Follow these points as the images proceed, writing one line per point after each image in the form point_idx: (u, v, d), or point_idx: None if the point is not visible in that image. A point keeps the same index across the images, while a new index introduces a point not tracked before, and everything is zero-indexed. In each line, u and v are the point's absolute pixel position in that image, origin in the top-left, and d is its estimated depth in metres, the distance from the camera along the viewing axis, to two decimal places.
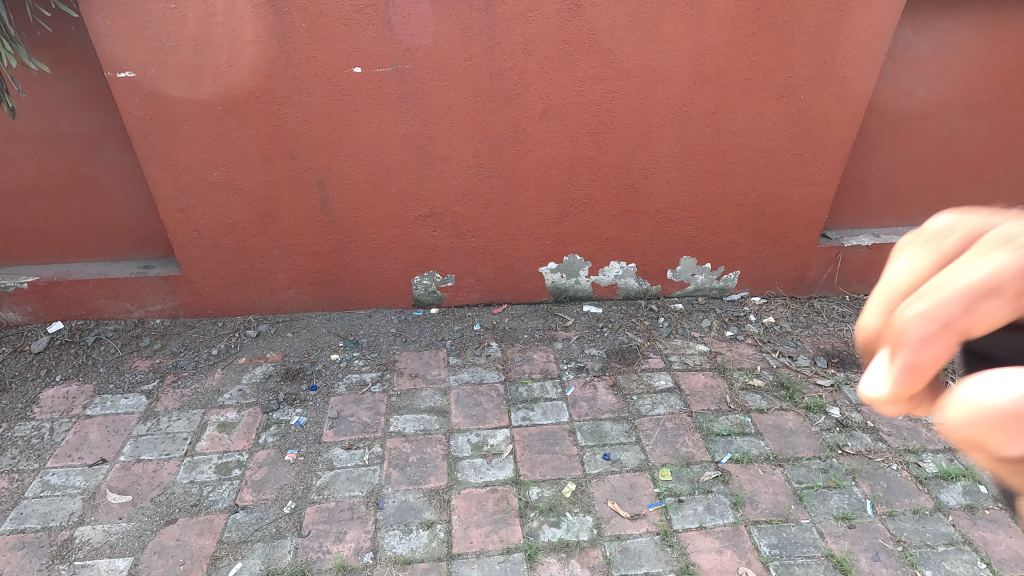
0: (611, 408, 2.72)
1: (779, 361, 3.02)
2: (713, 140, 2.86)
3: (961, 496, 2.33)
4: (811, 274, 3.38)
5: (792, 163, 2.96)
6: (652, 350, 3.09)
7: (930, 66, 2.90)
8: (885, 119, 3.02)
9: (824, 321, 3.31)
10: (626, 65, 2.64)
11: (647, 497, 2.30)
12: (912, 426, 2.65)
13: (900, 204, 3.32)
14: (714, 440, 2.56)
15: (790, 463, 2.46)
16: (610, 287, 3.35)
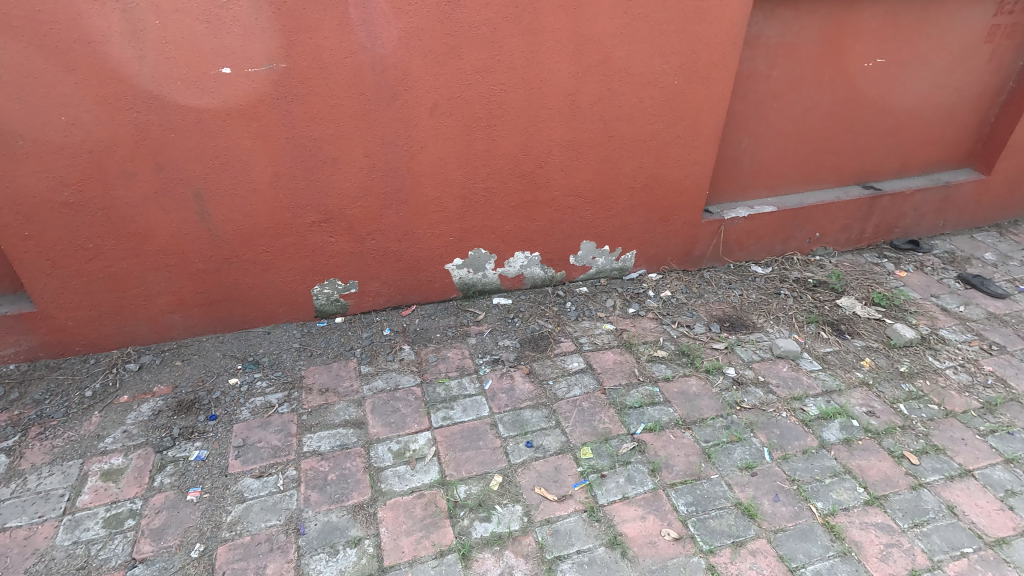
0: (529, 395, 2.76)
1: (678, 331, 3.23)
2: (599, 127, 2.97)
3: (839, 431, 2.63)
4: (699, 247, 3.63)
5: (673, 145, 3.15)
6: (563, 335, 3.17)
7: (782, 50, 3.20)
8: (749, 100, 3.30)
9: (714, 289, 3.58)
10: (512, 57, 2.66)
11: (571, 477, 2.37)
12: (795, 376, 2.95)
13: (767, 177, 3.66)
14: (628, 413, 2.68)
15: (696, 424, 2.64)
16: (517, 277, 3.40)
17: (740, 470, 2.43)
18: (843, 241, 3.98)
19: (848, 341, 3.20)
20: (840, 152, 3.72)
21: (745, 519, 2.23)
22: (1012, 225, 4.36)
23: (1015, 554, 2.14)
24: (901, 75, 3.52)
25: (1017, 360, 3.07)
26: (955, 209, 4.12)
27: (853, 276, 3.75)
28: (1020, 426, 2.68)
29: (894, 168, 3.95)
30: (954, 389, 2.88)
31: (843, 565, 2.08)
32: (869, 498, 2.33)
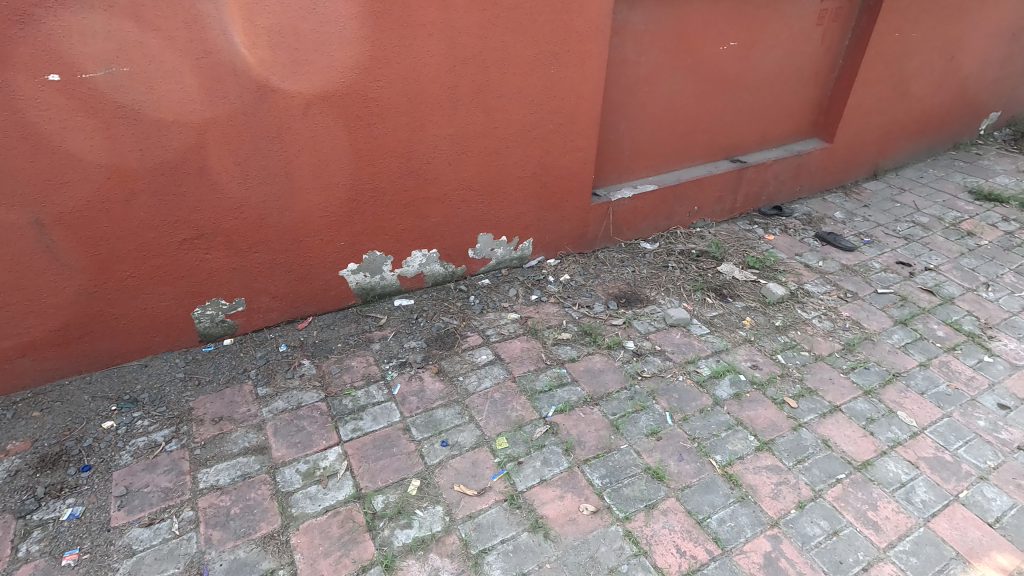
0: (440, 394, 2.74)
1: (580, 312, 3.34)
2: (483, 119, 2.98)
3: (729, 387, 2.86)
4: (591, 229, 3.77)
5: (557, 133, 3.23)
6: (469, 329, 3.17)
7: (647, 37, 3.38)
8: (622, 85, 3.46)
9: (609, 269, 3.74)
10: (385, 51, 2.58)
11: (489, 469, 2.38)
12: (688, 341, 3.16)
13: (646, 158, 3.86)
14: (538, 397, 2.74)
15: (603, 399, 2.75)
16: (417, 276, 3.34)
17: (647, 436, 2.57)
18: (718, 212, 4.31)
19: (730, 303, 3.48)
20: (707, 130, 4.01)
21: (655, 482, 2.36)
22: (855, 185, 4.95)
23: (877, 473, 2.46)
24: (752, 56, 3.85)
25: (867, 304, 3.51)
26: (809, 175, 4.60)
27: (729, 243, 4.08)
28: (874, 361, 3.07)
29: (755, 141, 4.33)
30: (821, 336, 3.24)
31: (742, 509, 2.28)
32: (759, 444, 2.56)
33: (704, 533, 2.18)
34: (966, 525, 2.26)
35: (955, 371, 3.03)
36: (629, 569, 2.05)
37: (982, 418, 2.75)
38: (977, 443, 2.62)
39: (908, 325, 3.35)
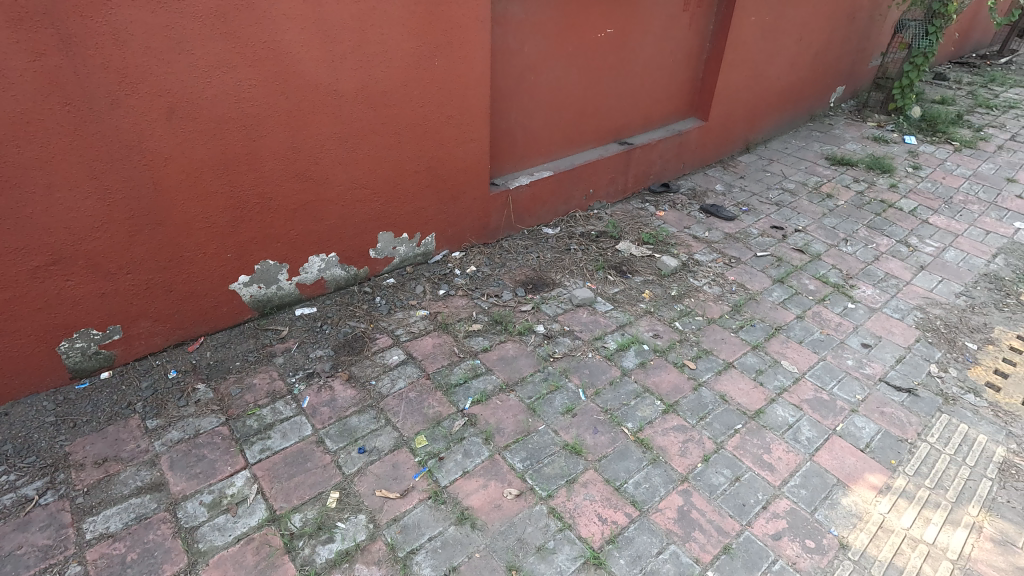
0: (353, 401, 2.65)
1: (489, 302, 3.37)
2: (370, 115, 2.89)
3: (635, 357, 3.02)
4: (493, 219, 3.80)
5: (448, 125, 3.21)
6: (378, 331, 3.09)
7: (528, 26, 3.43)
8: (508, 75, 3.50)
9: (514, 257, 3.80)
10: (254, 48, 2.43)
11: (410, 469, 2.35)
12: (594, 319, 3.28)
13: (539, 145, 3.95)
14: (454, 391, 2.73)
15: (519, 384, 2.80)
16: (317, 283, 3.19)
17: (562, 414, 2.65)
18: (613, 193, 4.51)
19: (630, 279, 3.66)
20: (594, 115, 4.16)
21: (573, 457, 2.45)
22: (731, 159, 5.36)
23: (768, 418, 2.70)
24: (629, 42, 4.03)
25: (749, 267, 3.83)
26: (690, 152, 4.92)
27: (625, 222, 4.28)
28: (759, 318, 3.36)
29: (639, 123, 4.56)
30: (712, 300, 3.49)
31: (655, 470, 2.42)
32: (666, 407, 2.72)
33: (622, 498, 2.29)
34: (843, 454, 2.55)
35: (825, 320, 3.39)
36: (556, 544, 2.12)
37: (850, 358, 3.10)
38: (847, 381, 2.95)
39: (784, 282, 3.70)
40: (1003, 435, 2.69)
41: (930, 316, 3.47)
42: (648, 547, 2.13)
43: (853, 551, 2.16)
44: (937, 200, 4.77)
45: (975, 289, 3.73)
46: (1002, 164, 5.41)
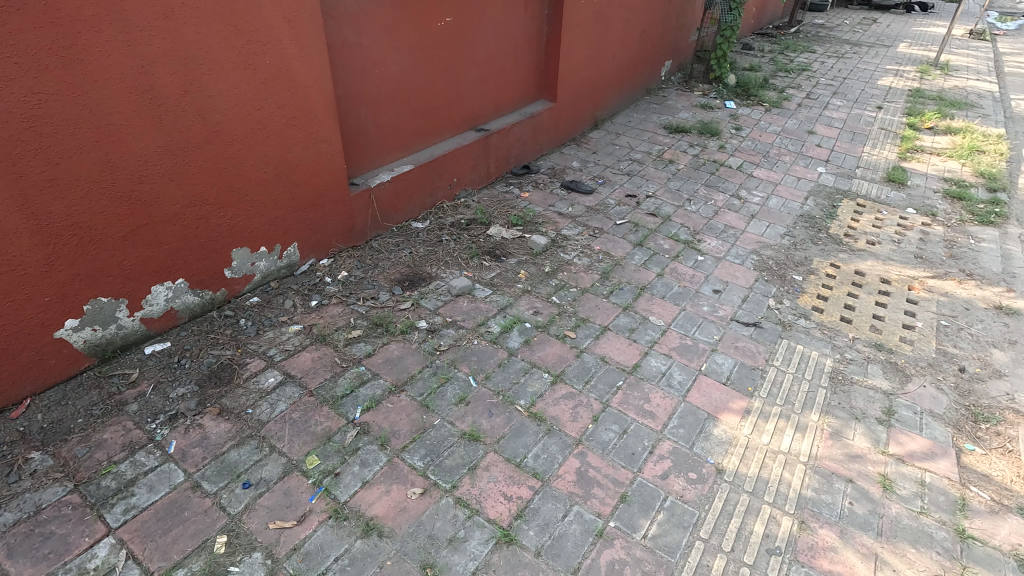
0: (229, 435, 2.44)
1: (366, 306, 3.26)
2: (199, 122, 2.63)
3: (519, 336, 3.10)
4: (358, 220, 3.66)
5: (292, 127, 3.02)
6: (247, 355, 2.86)
7: (364, 18, 3.32)
8: (350, 69, 3.36)
9: (386, 256, 3.70)
10: (37, 54, 2.09)
11: (305, 492, 2.23)
12: (475, 306, 3.32)
13: (395, 140, 3.86)
14: (342, 403, 2.62)
15: (408, 384, 2.76)
16: (166, 314, 2.87)
17: (456, 404, 2.66)
18: (477, 180, 4.56)
19: (504, 262, 3.75)
20: (447, 105, 4.16)
21: (472, 444, 2.47)
22: (583, 136, 5.66)
23: (644, 371, 2.93)
24: (471, 30, 4.06)
25: (611, 236, 4.09)
26: (545, 133, 5.12)
27: (493, 207, 4.36)
28: (625, 281, 3.61)
29: (492, 109, 4.64)
30: (582, 271, 3.68)
31: (550, 440, 2.52)
32: (553, 378, 2.84)
33: (524, 473, 2.37)
34: (710, 390, 2.84)
35: (681, 274, 3.73)
36: (466, 532, 2.13)
37: (705, 305, 3.45)
38: (706, 325, 3.29)
39: (643, 245, 4.00)
40: (830, 349, 3.17)
41: (764, 257, 3.96)
42: (554, 513, 2.22)
43: (728, 473, 2.43)
44: (758, 156, 5.42)
45: (795, 229, 4.32)
46: (802, 119, 6.28)
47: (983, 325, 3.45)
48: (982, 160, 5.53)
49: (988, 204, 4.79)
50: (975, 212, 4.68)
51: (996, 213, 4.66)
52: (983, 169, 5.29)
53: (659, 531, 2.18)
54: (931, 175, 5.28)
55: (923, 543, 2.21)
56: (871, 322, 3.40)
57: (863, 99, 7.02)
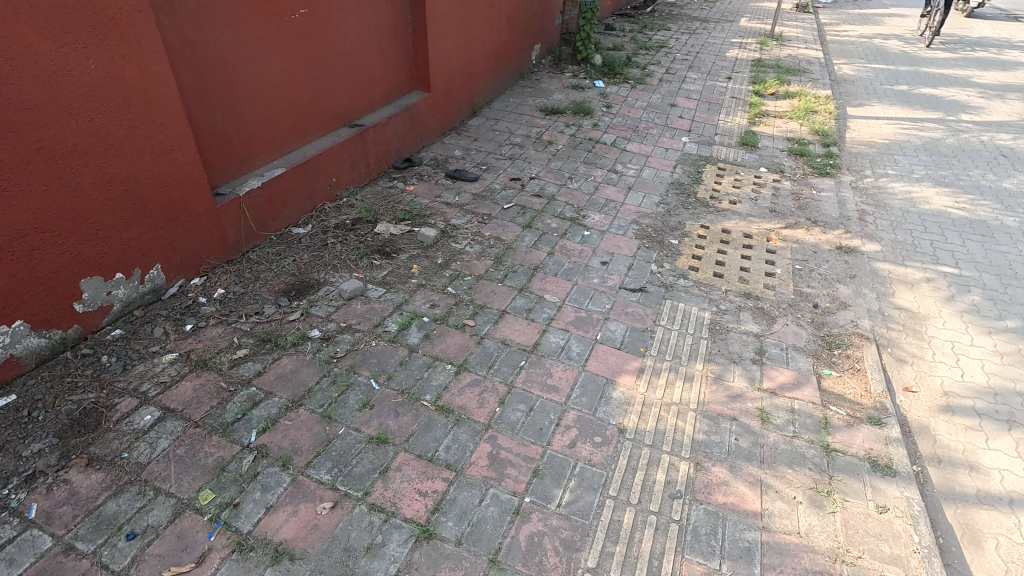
0: (104, 485, 2.20)
1: (250, 323, 3.05)
2: (15, 140, 2.29)
3: (418, 331, 3.07)
4: (230, 232, 3.40)
5: (134, 137, 2.72)
6: (115, 395, 2.58)
7: (205, 13, 3.04)
8: (196, 70, 3.08)
9: (266, 267, 3.48)
10: None
11: (202, 530, 2.06)
12: (370, 308, 3.22)
13: (261, 143, 3.62)
14: (234, 429, 2.45)
15: (306, 397, 2.63)
16: (6, 364, 2.50)
17: (360, 410, 2.59)
18: (357, 177, 4.40)
19: (395, 259, 3.67)
20: (315, 102, 3.96)
21: (381, 447, 2.42)
22: (462, 125, 5.65)
23: (544, 348, 3.02)
24: (330, 22, 3.88)
25: (500, 221, 4.14)
26: (423, 124, 5.04)
27: (377, 204, 4.23)
28: (518, 264, 3.68)
29: (364, 103, 4.48)
30: (475, 259, 3.70)
31: (460, 429, 2.53)
32: (457, 368, 2.85)
33: (437, 466, 2.36)
34: (606, 356, 2.99)
35: (570, 250, 3.86)
36: (384, 536, 2.09)
37: (595, 277, 3.61)
38: (597, 296, 3.45)
39: (532, 226, 4.09)
40: (707, 303, 3.45)
41: (644, 226, 4.21)
42: (470, 500, 2.24)
43: (629, 432, 2.58)
44: (629, 131, 5.73)
45: (668, 197, 4.63)
46: (664, 94, 6.71)
47: (829, 264, 3.93)
48: (816, 119, 6.24)
49: (824, 158, 5.42)
50: (815, 166, 5.28)
51: (831, 165, 5.29)
52: (817, 128, 5.97)
53: (572, 497, 2.28)
54: (777, 136, 5.88)
55: (797, 463, 2.50)
56: (740, 274, 3.75)
57: (715, 71, 7.63)
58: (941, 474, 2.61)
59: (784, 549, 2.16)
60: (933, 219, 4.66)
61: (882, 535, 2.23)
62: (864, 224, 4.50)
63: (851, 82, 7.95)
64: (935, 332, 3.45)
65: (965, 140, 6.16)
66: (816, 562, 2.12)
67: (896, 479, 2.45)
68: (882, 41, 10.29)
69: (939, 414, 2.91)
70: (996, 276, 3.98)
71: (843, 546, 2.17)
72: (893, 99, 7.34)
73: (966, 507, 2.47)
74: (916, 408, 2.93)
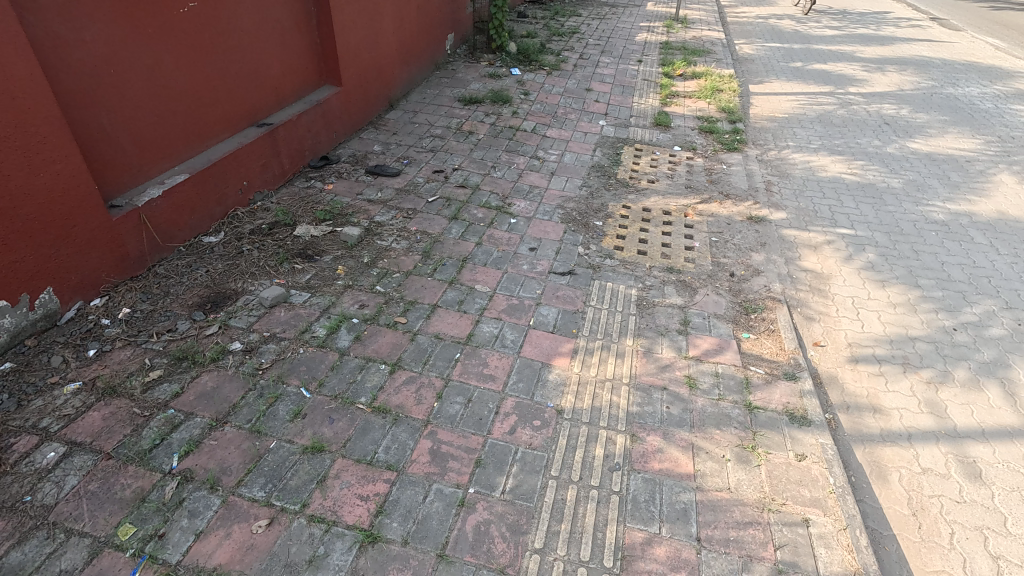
0: (5, 534, 2.00)
1: (162, 341, 2.85)
2: None
3: (348, 334, 2.98)
4: (131, 246, 3.15)
5: (6, 149, 2.45)
6: (11, 435, 2.34)
7: (78, 8, 2.76)
8: (74, 71, 2.81)
9: (177, 280, 3.26)
10: None
11: (125, 567, 1.93)
12: (294, 314, 3.10)
13: (158, 148, 3.36)
14: (153, 456, 2.29)
15: (232, 413, 2.50)
16: None
17: (292, 421, 2.49)
18: (271, 179, 4.19)
19: (318, 261, 3.54)
20: (215, 101, 3.72)
21: (317, 456, 2.35)
22: (380, 119, 5.51)
23: (478, 338, 3.02)
24: (225, 15, 3.64)
25: (426, 214, 4.08)
26: (337, 120, 4.87)
27: (295, 206, 4.06)
28: (447, 257, 3.65)
29: (271, 101, 4.26)
30: (403, 255, 3.63)
31: (399, 429, 2.49)
32: (391, 367, 2.79)
33: (377, 468, 2.32)
34: (540, 341, 3.03)
35: (498, 239, 3.87)
36: (326, 547, 2.03)
37: (524, 264, 3.64)
38: (528, 283, 3.48)
39: (458, 218, 4.07)
40: (634, 280, 3.57)
41: (568, 210, 4.28)
42: (414, 498, 2.22)
43: (567, 412, 2.63)
44: (548, 117, 5.79)
45: (590, 179, 4.73)
46: (580, 79, 6.83)
47: (742, 234, 4.16)
48: (722, 98, 6.55)
49: (731, 134, 5.71)
50: (723, 142, 5.56)
51: (738, 140, 5.58)
52: (724, 106, 6.27)
53: (515, 483, 2.31)
54: (688, 116, 6.13)
55: (724, 423, 2.64)
56: (662, 250, 3.90)
57: (626, 55, 7.84)
58: (850, 419, 2.84)
59: (717, 506, 2.28)
60: (831, 186, 5.03)
61: (802, 480, 2.40)
62: (770, 195, 4.79)
63: (751, 61, 8.40)
64: (837, 289, 3.74)
65: (853, 111, 6.68)
66: (746, 513, 2.26)
67: (812, 428, 2.64)
68: (776, 21, 10.93)
69: (845, 364, 3.17)
70: (887, 234, 4.36)
71: (769, 496, 2.33)
72: (789, 76, 7.83)
73: (872, 445, 2.71)
74: (826, 361, 3.18)
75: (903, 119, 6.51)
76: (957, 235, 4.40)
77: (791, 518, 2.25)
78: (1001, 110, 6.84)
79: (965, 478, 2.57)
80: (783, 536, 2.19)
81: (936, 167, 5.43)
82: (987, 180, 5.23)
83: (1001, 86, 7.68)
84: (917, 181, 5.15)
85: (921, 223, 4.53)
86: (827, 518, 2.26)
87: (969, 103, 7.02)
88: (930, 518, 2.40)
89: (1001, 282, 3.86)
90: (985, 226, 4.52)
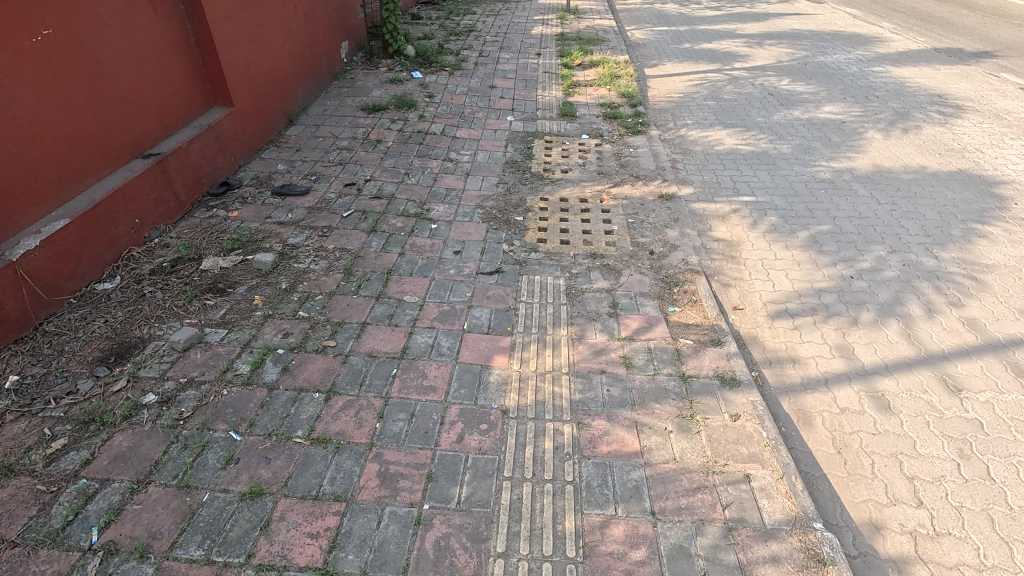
0: None
1: (63, 406, 2.58)
2: None
3: (275, 366, 2.83)
4: (11, 305, 2.83)
5: None
6: None
7: None
8: None
9: (71, 336, 2.96)
10: None
11: None
12: (212, 354, 2.90)
13: (28, 194, 3.03)
14: (67, 534, 2.07)
15: (155, 471, 2.31)
16: None
17: (224, 468, 2.33)
18: (167, 212, 3.91)
19: (231, 294, 3.32)
20: (90, 135, 3.39)
21: (257, 501, 2.21)
22: (280, 137, 5.26)
23: (414, 350, 2.96)
24: (87, 40, 3.31)
25: (343, 230, 3.94)
26: (232, 142, 4.59)
27: (197, 239, 3.80)
28: (370, 271, 3.55)
29: (156, 128, 3.95)
30: (323, 275, 3.49)
31: (343, 457, 2.40)
32: (326, 395, 2.68)
33: (324, 502, 2.22)
34: (477, 344, 3.02)
35: (421, 246, 3.80)
36: None
37: (451, 268, 3.60)
38: (457, 286, 3.45)
39: (377, 230, 3.96)
40: (561, 271, 3.62)
41: (488, 209, 4.28)
42: (367, 526, 2.14)
43: (512, 411, 2.63)
44: (456, 118, 5.75)
45: (505, 176, 4.75)
46: (482, 77, 6.83)
47: (655, 213, 4.33)
48: (620, 83, 6.77)
49: (634, 118, 5.92)
50: (627, 126, 5.75)
51: (641, 122, 5.79)
52: (623, 91, 6.49)
53: (469, 491, 2.28)
54: (591, 104, 6.28)
55: (662, 397, 2.74)
56: (583, 237, 3.98)
57: (524, 49, 7.94)
58: (774, 373, 3.04)
59: (666, 477, 2.37)
60: (729, 157, 5.35)
61: (739, 439, 2.54)
62: (676, 172, 5.03)
63: (644, 45, 8.74)
64: (748, 254, 3.98)
65: (740, 85, 7.11)
66: (693, 479, 2.36)
67: (741, 388, 2.80)
68: (661, 5, 11.45)
69: (763, 323, 3.37)
70: (784, 197, 4.69)
71: (711, 459, 2.45)
72: (679, 57, 8.23)
73: (796, 395, 2.90)
74: (746, 323, 3.38)
75: (783, 88, 7.02)
76: (843, 190, 4.80)
77: (733, 476, 2.37)
78: (865, 73, 7.54)
79: (877, 411, 2.82)
80: (729, 494, 2.31)
81: (818, 131, 5.91)
82: (861, 137, 5.74)
83: (862, 51, 8.45)
84: (803, 145, 5.58)
85: (811, 182, 4.91)
86: (765, 470, 2.40)
87: (838, 69, 7.68)
88: (853, 453, 2.61)
89: (885, 228, 4.25)
90: (865, 180, 4.96)
